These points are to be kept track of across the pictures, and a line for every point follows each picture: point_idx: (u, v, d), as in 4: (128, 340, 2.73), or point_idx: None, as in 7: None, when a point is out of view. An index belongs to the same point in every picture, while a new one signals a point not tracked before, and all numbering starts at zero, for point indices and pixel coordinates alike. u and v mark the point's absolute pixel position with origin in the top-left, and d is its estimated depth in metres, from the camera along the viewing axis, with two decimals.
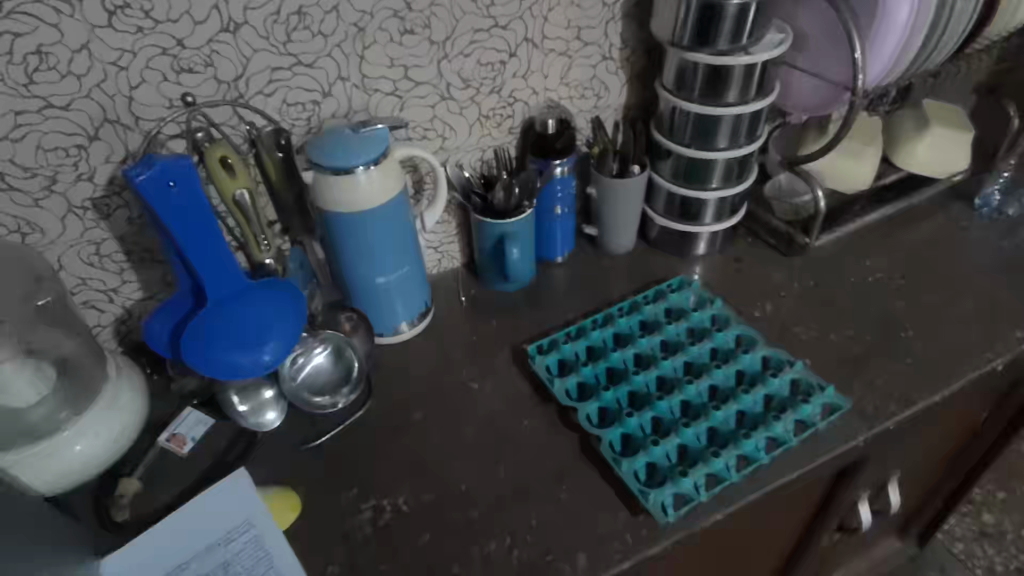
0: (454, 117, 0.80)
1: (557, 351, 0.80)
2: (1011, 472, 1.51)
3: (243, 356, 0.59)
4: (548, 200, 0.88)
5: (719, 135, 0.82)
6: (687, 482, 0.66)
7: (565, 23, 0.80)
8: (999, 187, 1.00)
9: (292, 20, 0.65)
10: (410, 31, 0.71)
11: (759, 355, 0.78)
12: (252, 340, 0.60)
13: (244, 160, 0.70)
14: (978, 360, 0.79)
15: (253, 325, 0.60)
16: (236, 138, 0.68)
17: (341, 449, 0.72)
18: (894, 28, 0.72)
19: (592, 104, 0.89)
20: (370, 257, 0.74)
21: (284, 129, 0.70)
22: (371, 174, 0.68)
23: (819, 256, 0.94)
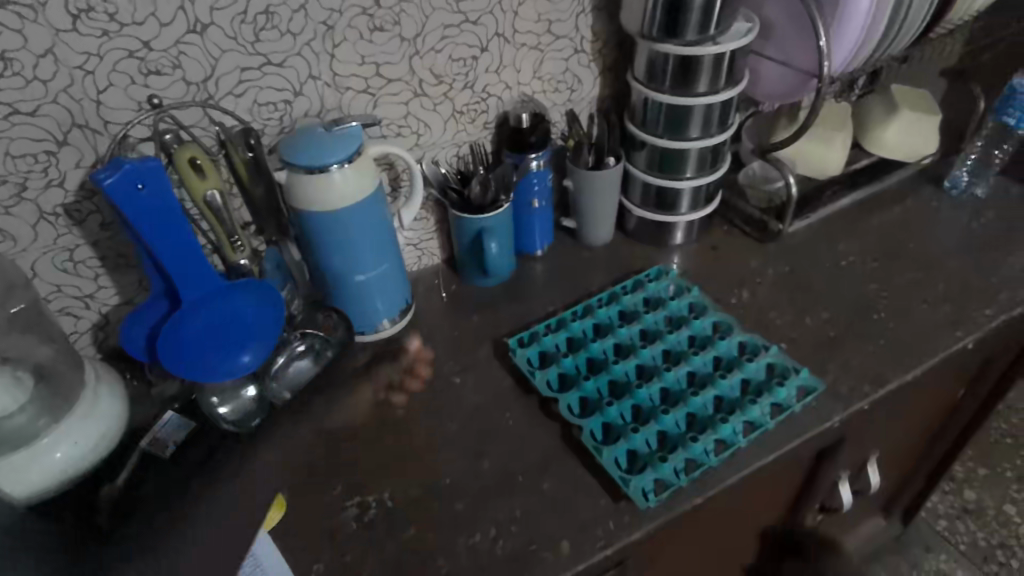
0: (428, 114, 0.80)
1: (538, 343, 0.81)
2: (992, 448, 1.54)
3: (223, 359, 0.60)
4: (525, 194, 0.88)
5: (691, 125, 0.83)
6: (666, 468, 0.67)
7: (535, 17, 0.80)
8: (967, 170, 1.02)
9: (260, 20, 0.65)
10: (380, 28, 0.71)
11: (736, 341, 0.79)
12: (231, 342, 0.61)
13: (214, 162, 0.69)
14: (949, 339, 0.81)
15: (232, 327, 0.61)
16: (207, 140, 0.68)
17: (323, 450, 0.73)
18: (857, 15, 0.73)
19: (565, 97, 0.89)
20: (347, 256, 0.75)
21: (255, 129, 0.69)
22: (345, 171, 0.69)
23: (794, 242, 0.96)
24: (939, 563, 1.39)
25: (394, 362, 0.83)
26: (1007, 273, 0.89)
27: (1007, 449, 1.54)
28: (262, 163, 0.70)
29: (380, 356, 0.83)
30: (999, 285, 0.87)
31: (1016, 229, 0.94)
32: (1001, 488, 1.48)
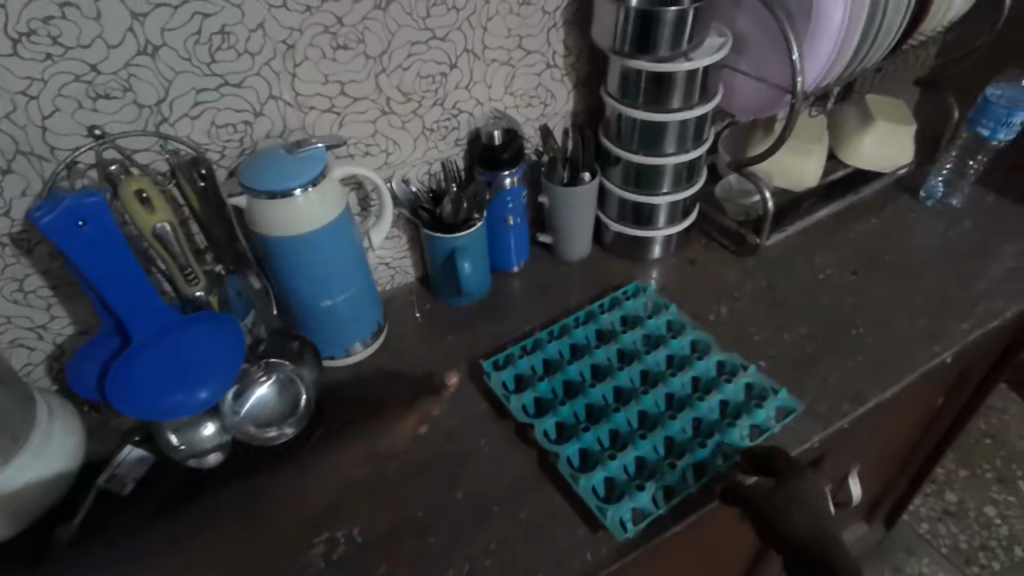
0: (396, 132, 0.78)
1: (513, 365, 0.79)
2: (972, 450, 1.54)
3: (178, 394, 0.58)
4: (498, 212, 0.86)
5: (666, 141, 0.82)
6: (644, 496, 0.65)
7: (505, 33, 0.78)
8: (943, 178, 1.02)
9: (215, 40, 0.62)
10: (343, 46, 0.69)
11: (714, 360, 0.78)
12: (186, 378, 0.58)
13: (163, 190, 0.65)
14: (927, 353, 0.80)
15: (188, 363, 0.58)
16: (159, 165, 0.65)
17: (292, 483, 0.70)
18: (830, 30, 0.72)
19: (539, 112, 0.88)
20: (314, 280, 0.72)
21: (204, 157, 0.66)
22: (308, 195, 0.66)
23: (771, 255, 0.95)
24: (921, 566, 1.39)
25: (438, 397, 0.79)
26: (984, 285, 0.88)
27: (986, 449, 1.54)
28: (214, 191, 0.67)
29: (421, 389, 0.80)
30: (977, 297, 0.87)
31: (991, 240, 0.94)
32: (981, 490, 1.48)
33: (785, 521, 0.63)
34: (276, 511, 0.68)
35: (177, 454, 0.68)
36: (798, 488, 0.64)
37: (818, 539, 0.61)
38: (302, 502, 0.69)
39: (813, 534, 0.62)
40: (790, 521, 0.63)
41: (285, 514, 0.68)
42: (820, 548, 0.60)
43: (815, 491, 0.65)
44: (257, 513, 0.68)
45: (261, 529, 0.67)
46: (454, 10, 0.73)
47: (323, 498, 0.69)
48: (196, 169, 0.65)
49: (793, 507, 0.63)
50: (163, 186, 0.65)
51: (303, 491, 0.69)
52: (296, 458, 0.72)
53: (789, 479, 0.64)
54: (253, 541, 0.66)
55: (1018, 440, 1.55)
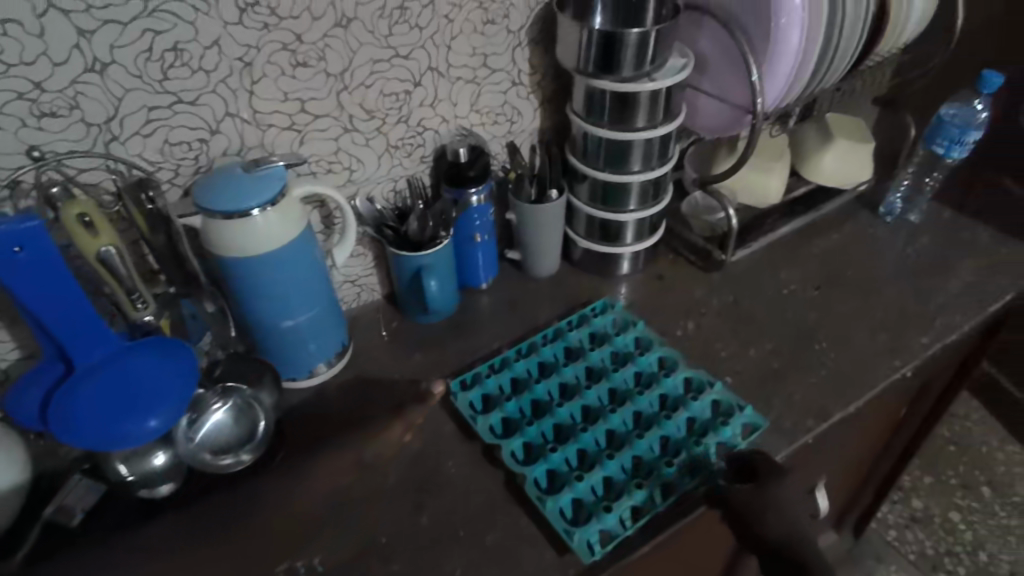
0: (360, 149, 0.77)
1: (480, 385, 0.77)
2: (938, 457, 1.57)
3: (126, 425, 0.55)
4: (465, 229, 0.86)
5: (632, 159, 0.82)
6: (611, 517, 0.64)
7: (470, 51, 0.78)
8: (901, 195, 1.04)
9: (167, 57, 0.60)
10: (303, 64, 0.68)
11: (681, 377, 0.78)
12: (135, 407, 0.56)
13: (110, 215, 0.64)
14: (888, 368, 0.82)
15: (137, 391, 0.56)
16: (105, 189, 0.63)
17: (274, 492, 0.70)
18: (788, 52, 0.73)
19: (505, 129, 0.87)
20: (274, 301, 0.70)
21: (155, 180, 0.65)
22: (267, 215, 0.65)
23: (737, 271, 0.96)
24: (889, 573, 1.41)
25: (424, 405, 0.79)
26: (942, 299, 0.90)
27: (951, 455, 1.57)
28: (161, 214, 0.66)
29: (407, 397, 0.80)
30: (935, 311, 0.88)
31: (949, 255, 0.97)
32: (946, 496, 1.51)
33: (762, 524, 0.61)
34: (263, 518, 0.68)
35: (126, 485, 0.66)
36: (775, 493, 0.62)
37: (794, 543, 0.59)
38: (292, 507, 0.69)
39: (789, 537, 0.59)
40: (767, 527, 0.61)
41: (276, 518, 0.68)
42: (794, 552, 0.58)
43: (793, 495, 0.62)
44: (250, 522, 0.68)
45: (247, 538, 0.67)
46: (417, 28, 0.72)
47: (302, 513, 0.68)
48: (143, 191, 0.64)
49: (770, 512, 0.61)
50: (108, 208, 0.64)
51: (280, 506, 0.69)
52: (284, 467, 0.72)
53: (767, 483, 0.63)
54: (247, 550, 0.66)
55: (981, 446, 1.58)
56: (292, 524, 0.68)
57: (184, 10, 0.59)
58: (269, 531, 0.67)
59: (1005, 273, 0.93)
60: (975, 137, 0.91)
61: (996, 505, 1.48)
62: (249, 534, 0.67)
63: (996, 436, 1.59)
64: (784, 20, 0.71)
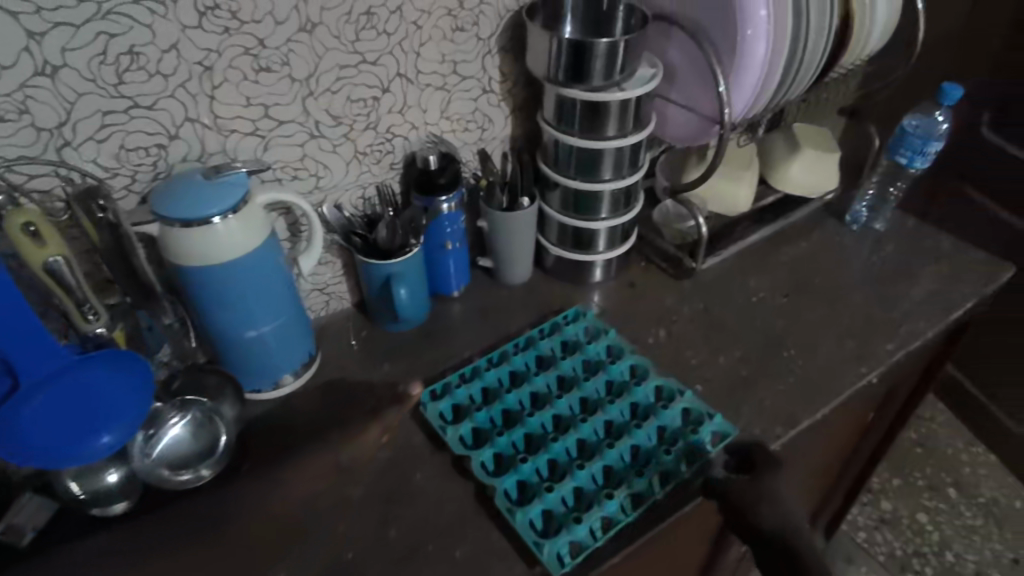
0: (327, 155, 0.76)
1: (451, 395, 0.76)
2: (906, 459, 1.60)
3: (77, 442, 0.54)
4: (436, 236, 0.85)
5: (603, 167, 0.82)
6: (582, 529, 0.63)
7: (439, 58, 0.77)
8: (866, 203, 1.06)
9: (123, 61, 0.59)
10: (266, 68, 0.66)
11: (652, 386, 0.77)
12: (88, 424, 0.55)
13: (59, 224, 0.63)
14: (855, 374, 0.83)
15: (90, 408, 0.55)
16: (53, 196, 0.62)
17: (249, 497, 0.69)
18: (754, 63, 0.73)
19: (476, 136, 0.87)
20: (237, 310, 0.69)
21: (105, 185, 0.63)
22: (229, 223, 0.63)
23: (708, 278, 0.96)
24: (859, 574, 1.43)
25: (401, 407, 0.79)
26: (906, 305, 0.92)
27: (918, 457, 1.61)
28: (111, 222, 0.61)
29: (385, 399, 0.80)
30: (900, 318, 0.90)
31: (913, 263, 0.99)
32: (913, 497, 1.53)
33: (756, 514, 0.65)
34: (241, 524, 0.68)
35: (78, 503, 0.64)
36: (768, 486, 0.67)
37: (786, 533, 0.64)
38: (271, 510, 0.69)
39: (782, 528, 0.64)
40: (762, 516, 0.65)
41: (255, 523, 0.68)
42: (788, 543, 0.63)
43: (787, 491, 0.67)
44: (229, 528, 0.67)
45: (227, 543, 0.67)
46: (385, 34, 0.72)
47: (272, 522, 0.68)
48: (93, 200, 0.61)
49: (764, 503, 0.66)
50: (58, 217, 0.62)
51: (252, 513, 0.68)
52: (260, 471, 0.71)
53: (762, 476, 0.68)
54: (229, 554, 0.66)
55: (947, 448, 1.61)
56: (261, 534, 0.67)
57: (140, 12, 0.58)
58: (236, 542, 0.67)
59: (967, 281, 0.95)
60: (937, 148, 0.93)
61: (961, 505, 1.51)
62: (215, 547, 0.66)
63: (961, 438, 1.63)
64: (750, 32, 0.72)
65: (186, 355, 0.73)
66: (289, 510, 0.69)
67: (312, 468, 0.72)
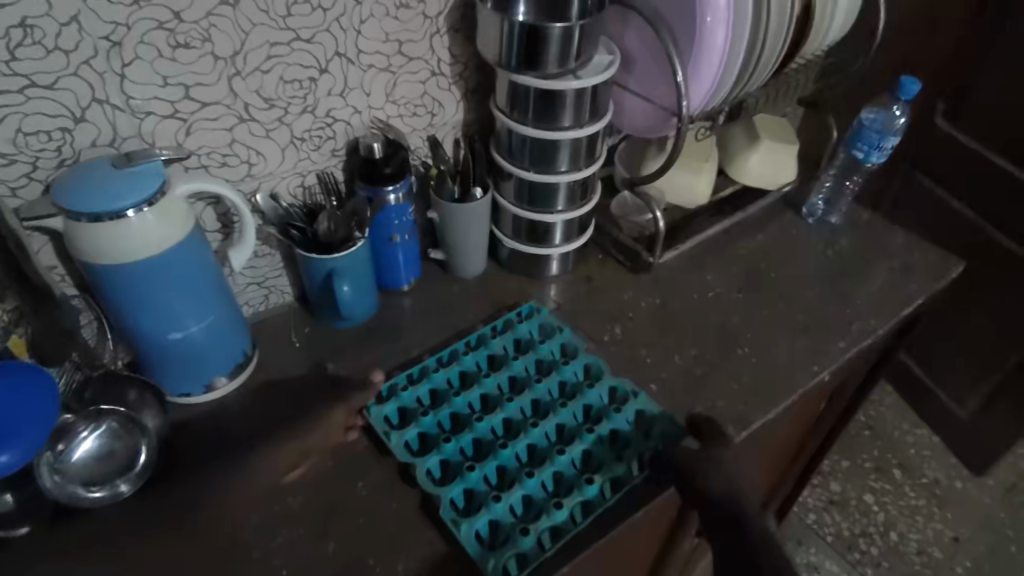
0: (259, 141, 0.70)
1: (397, 398, 0.72)
2: (853, 441, 1.64)
3: None
4: (383, 228, 0.79)
5: (559, 158, 0.79)
6: (528, 540, 0.61)
7: (382, 37, 0.72)
8: (823, 195, 1.06)
9: (14, 34, 0.53)
10: (185, 45, 0.60)
11: (606, 387, 0.74)
12: None
13: None
14: (807, 373, 0.82)
15: None
16: None
17: (196, 487, 0.66)
18: (712, 51, 0.71)
19: (425, 122, 0.82)
20: (158, 311, 0.63)
21: None
22: (144, 217, 0.58)
23: (665, 272, 0.94)
24: (808, 555, 1.46)
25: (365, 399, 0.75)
26: (859, 302, 0.92)
27: (866, 440, 1.65)
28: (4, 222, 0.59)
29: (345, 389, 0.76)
30: (852, 315, 0.90)
31: (866, 257, 0.99)
32: (861, 479, 1.57)
33: (704, 479, 0.66)
34: (196, 516, 0.64)
35: None
36: (718, 456, 0.68)
37: (732, 495, 0.66)
38: (225, 503, 0.65)
39: (729, 492, 0.66)
40: (710, 479, 0.66)
41: (200, 519, 0.64)
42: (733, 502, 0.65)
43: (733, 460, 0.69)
44: (187, 520, 0.64)
45: (178, 538, 0.63)
46: (321, 9, 0.66)
47: (215, 519, 0.64)
48: None
49: (712, 468, 0.66)
50: None
51: (208, 505, 0.65)
52: (216, 461, 0.68)
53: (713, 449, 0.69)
54: (178, 552, 0.62)
55: (893, 431, 1.66)
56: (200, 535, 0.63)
57: None
58: (188, 536, 0.63)
59: (917, 277, 0.96)
60: (892, 143, 0.92)
61: (905, 486, 1.56)
62: (169, 542, 0.63)
63: (907, 421, 1.68)
64: (710, 19, 0.69)
65: (96, 363, 0.67)
66: (219, 522, 0.64)
67: (231, 486, 0.66)
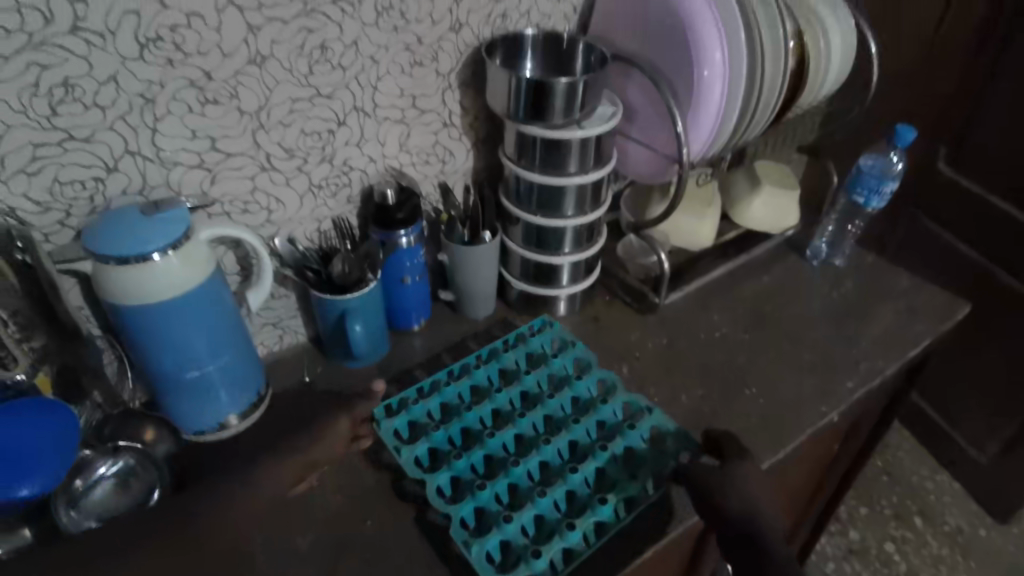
0: (279, 189, 0.74)
1: (407, 411, 0.72)
2: (870, 486, 1.61)
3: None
4: (395, 271, 0.82)
5: (566, 203, 0.81)
6: (540, 563, 0.60)
7: (397, 92, 0.76)
8: (826, 238, 1.08)
9: (57, 93, 0.57)
10: (213, 101, 0.65)
11: (619, 403, 0.75)
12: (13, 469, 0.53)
13: None
14: (816, 413, 0.82)
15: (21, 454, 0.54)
16: None
17: None
18: (710, 103, 0.74)
19: (437, 169, 0.86)
20: (174, 349, 0.65)
21: (33, 225, 0.62)
22: (169, 260, 0.60)
23: (672, 313, 0.96)
24: None
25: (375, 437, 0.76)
26: (866, 343, 0.92)
27: (884, 486, 1.61)
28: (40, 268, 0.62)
29: None
30: (859, 356, 0.90)
31: (872, 299, 0.99)
32: (881, 526, 1.53)
33: (722, 497, 0.65)
34: None
35: None
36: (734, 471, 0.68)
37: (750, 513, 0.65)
38: None
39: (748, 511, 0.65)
40: (729, 497, 0.65)
41: None
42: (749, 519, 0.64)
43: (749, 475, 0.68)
44: None
45: None
46: (340, 68, 0.70)
47: None
48: (13, 243, 0.61)
49: (729, 486, 0.66)
50: None
51: None
52: None
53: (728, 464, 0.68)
54: None
55: (912, 476, 1.62)
56: None
57: (77, 44, 0.56)
58: None
59: (923, 317, 0.96)
60: (891, 188, 0.95)
61: (927, 534, 1.51)
62: None
63: (925, 466, 1.64)
64: (707, 73, 0.73)
65: (118, 400, 0.70)
66: None
67: None
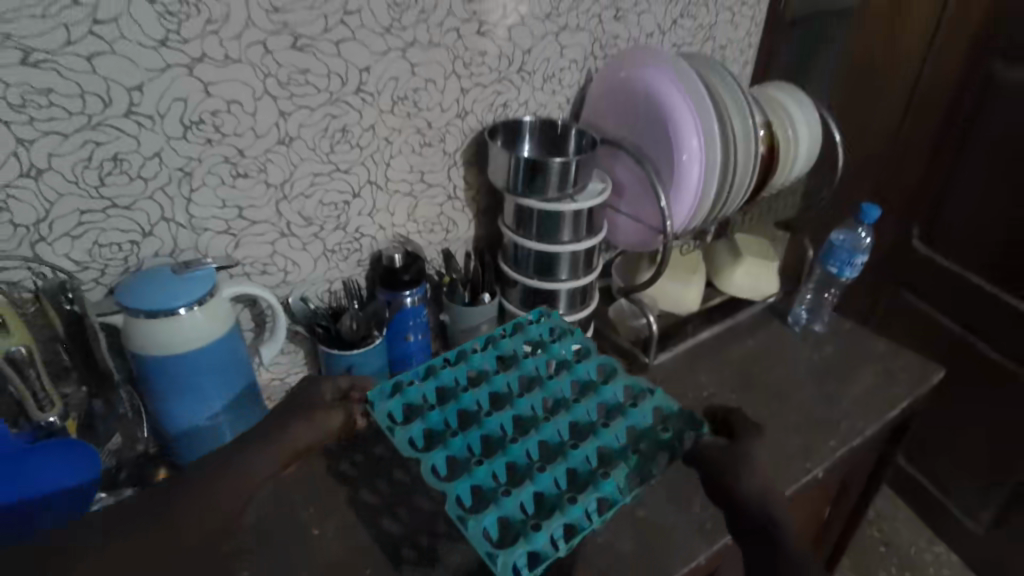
0: (296, 253, 0.80)
1: (401, 394, 0.65)
2: (868, 557, 1.59)
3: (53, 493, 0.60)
4: (399, 329, 0.86)
5: (560, 268, 0.88)
6: (540, 537, 0.53)
7: (408, 168, 0.84)
8: (806, 305, 1.14)
9: (106, 166, 0.64)
10: (243, 175, 0.72)
11: (620, 385, 0.69)
12: (54, 479, 0.60)
13: (20, 310, 0.66)
14: (799, 470, 0.85)
15: (54, 469, 0.60)
16: (22, 290, 0.66)
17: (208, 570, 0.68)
18: (688, 182, 0.82)
19: (440, 237, 0.93)
20: (190, 396, 0.70)
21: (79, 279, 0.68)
22: (194, 315, 0.66)
23: (661, 373, 1.00)
24: None
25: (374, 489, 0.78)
26: (846, 404, 0.96)
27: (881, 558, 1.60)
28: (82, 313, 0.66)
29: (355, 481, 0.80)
30: (841, 417, 0.94)
31: (852, 363, 1.04)
32: None
33: (735, 477, 0.56)
34: None
35: None
36: (746, 449, 0.58)
37: (767, 499, 0.55)
38: None
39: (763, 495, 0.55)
40: (743, 480, 0.55)
41: None
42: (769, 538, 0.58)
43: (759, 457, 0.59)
44: None
45: None
46: (358, 147, 0.78)
47: None
48: (62, 294, 0.65)
49: (743, 466, 0.56)
50: (22, 306, 0.66)
51: None
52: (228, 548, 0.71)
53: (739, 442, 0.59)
54: None
55: (910, 547, 1.61)
56: None
57: (129, 125, 0.64)
58: None
59: (901, 380, 1.01)
60: (862, 261, 1.02)
61: None
62: None
63: (922, 537, 1.63)
64: (685, 157, 0.81)
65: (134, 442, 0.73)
66: None
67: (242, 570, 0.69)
